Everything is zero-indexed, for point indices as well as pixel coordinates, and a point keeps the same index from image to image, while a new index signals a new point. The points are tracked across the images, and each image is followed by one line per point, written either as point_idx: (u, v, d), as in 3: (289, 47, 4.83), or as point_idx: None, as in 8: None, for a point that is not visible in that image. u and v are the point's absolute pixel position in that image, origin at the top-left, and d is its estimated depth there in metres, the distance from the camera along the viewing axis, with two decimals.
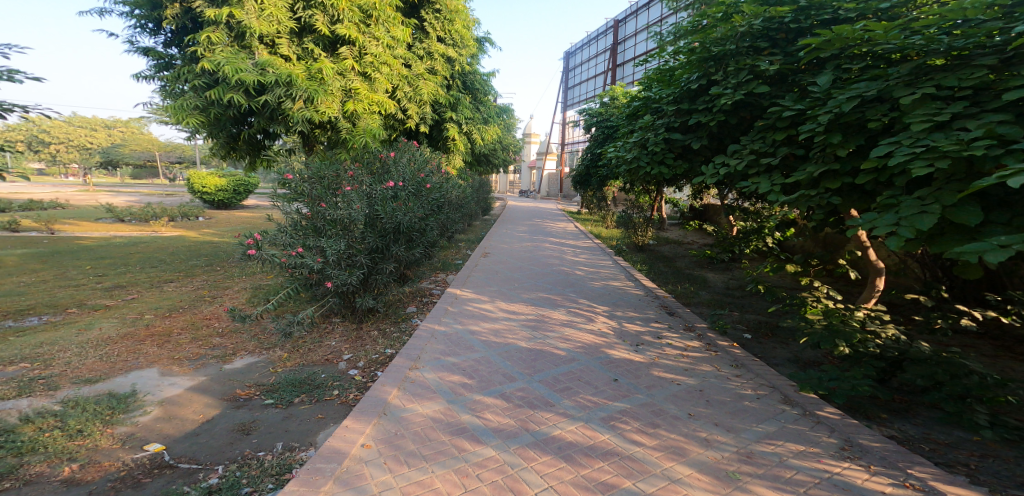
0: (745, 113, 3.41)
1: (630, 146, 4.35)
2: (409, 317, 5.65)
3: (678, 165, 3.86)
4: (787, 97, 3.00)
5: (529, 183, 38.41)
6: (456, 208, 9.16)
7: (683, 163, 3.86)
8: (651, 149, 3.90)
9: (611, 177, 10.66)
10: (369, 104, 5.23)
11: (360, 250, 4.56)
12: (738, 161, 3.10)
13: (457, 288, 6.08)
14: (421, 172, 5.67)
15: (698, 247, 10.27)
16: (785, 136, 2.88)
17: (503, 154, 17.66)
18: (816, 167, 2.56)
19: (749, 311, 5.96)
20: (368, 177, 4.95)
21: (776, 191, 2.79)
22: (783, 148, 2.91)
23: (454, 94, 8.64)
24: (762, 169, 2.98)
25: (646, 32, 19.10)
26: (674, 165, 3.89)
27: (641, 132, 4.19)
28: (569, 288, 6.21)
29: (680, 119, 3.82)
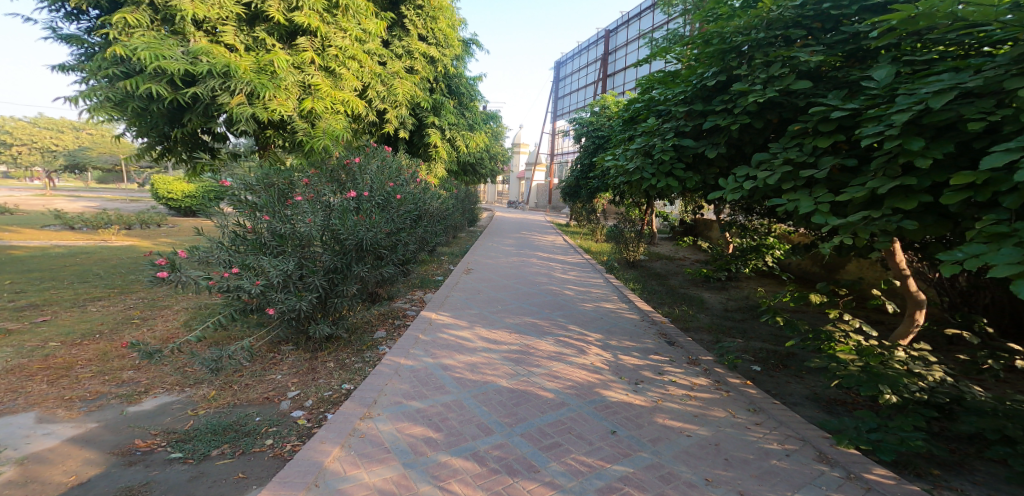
0: (773, 116, 2.87)
1: (630, 153, 3.77)
2: (374, 343, 4.94)
3: (687, 176, 3.28)
4: (831, 95, 2.46)
5: (517, 194, 37.90)
6: (436, 220, 8.50)
7: (694, 174, 3.29)
8: (657, 156, 3.32)
9: (601, 189, 10.15)
10: (332, 103, 4.57)
11: (313, 270, 3.87)
12: (768, 173, 2.52)
13: (433, 311, 5.41)
14: (393, 181, 5.01)
15: (693, 265, 9.76)
16: (832, 142, 2.33)
17: (491, 164, 17.15)
18: (882, 182, 1.99)
19: (755, 338, 5.39)
20: (328, 186, 4.28)
21: (822, 211, 2.21)
22: (828, 157, 2.34)
23: (436, 98, 8.02)
24: (801, 182, 2.40)
25: (639, 43, 18.87)
26: (683, 176, 3.31)
27: (643, 137, 3.62)
28: (557, 311, 5.58)
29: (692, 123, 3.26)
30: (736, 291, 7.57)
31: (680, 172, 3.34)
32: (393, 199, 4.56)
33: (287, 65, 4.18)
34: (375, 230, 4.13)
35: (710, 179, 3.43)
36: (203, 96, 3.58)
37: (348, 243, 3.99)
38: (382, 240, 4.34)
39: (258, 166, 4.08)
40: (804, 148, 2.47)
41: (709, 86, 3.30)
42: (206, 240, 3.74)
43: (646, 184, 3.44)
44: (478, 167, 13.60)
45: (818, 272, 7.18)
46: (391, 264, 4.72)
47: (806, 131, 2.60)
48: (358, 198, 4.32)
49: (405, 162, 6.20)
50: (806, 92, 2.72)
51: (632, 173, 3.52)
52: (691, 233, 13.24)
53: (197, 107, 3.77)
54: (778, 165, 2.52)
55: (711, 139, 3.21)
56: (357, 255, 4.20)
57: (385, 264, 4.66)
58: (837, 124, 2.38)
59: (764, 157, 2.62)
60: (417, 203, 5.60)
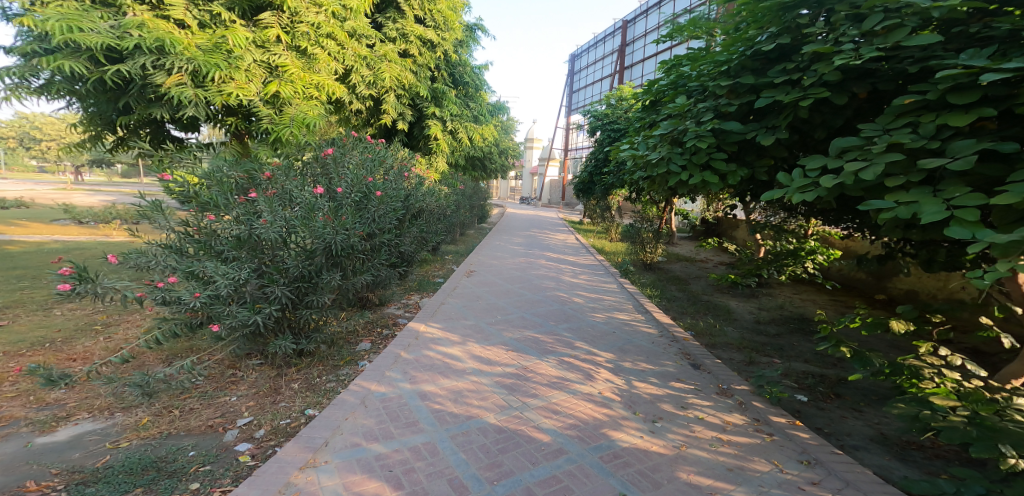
0: (862, 87, 2.14)
1: (655, 139, 3.06)
2: (353, 357, 4.36)
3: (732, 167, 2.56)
4: (966, 54, 1.76)
5: (532, 190, 37.17)
6: (437, 218, 7.93)
7: (737, 166, 2.58)
8: (689, 143, 2.61)
9: (618, 186, 9.41)
10: (304, 89, 3.98)
11: (275, 279, 3.19)
12: (864, 161, 1.79)
13: (423, 321, 4.81)
14: (377, 176, 4.38)
15: (718, 268, 8.96)
16: (976, 118, 1.63)
17: (502, 159, 16.52)
18: None
19: (794, 357, 4.61)
20: (298, 180, 3.60)
21: (968, 217, 1.49)
22: (966, 141, 1.64)
23: (436, 87, 7.41)
24: (919, 176, 1.67)
25: (659, 32, 17.94)
26: (723, 167, 2.59)
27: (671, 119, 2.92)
28: (563, 324, 4.90)
29: (742, 99, 2.54)
30: (768, 299, 6.77)
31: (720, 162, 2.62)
32: (375, 196, 3.88)
33: (248, 42, 3.60)
34: (351, 233, 3.50)
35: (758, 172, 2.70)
36: (134, 75, 3.03)
37: (313, 253, 3.34)
38: (359, 245, 3.72)
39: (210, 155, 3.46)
40: (922, 129, 1.75)
41: (764, 54, 2.57)
42: (145, 243, 3.18)
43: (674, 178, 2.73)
44: (487, 162, 12.95)
45: (866, 279, 6.62)
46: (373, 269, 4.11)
47: (920, 107, 1.88)
48: (331, 195, 3.72)
49: (396, 154, 5.59)
50: (916, 54, 1.98)
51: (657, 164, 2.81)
52: (713, 234, 12.38)
53: (132, 89, 3.24)
54: (877, 154, 1.79)
55: (768, 121, 2.49)
56: (330, 262, 3.57)
57: (365, 271, 4.06)
58: (980, 93, 1.66)
59: (855, 143, 1.89)
60: (407, 201, 4.99)
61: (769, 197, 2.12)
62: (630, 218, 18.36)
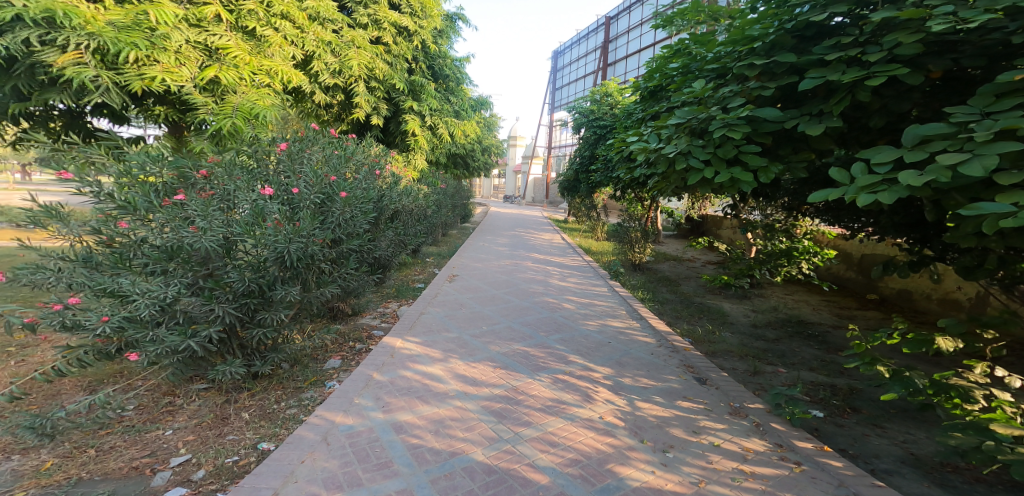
0: (941, 64, 1.90)
1: (670, 128, 2.72)
2: (318, 377, 3.85)
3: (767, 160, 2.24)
4: None
5: (514, 188, 36.71)
6: (416, 218, 7.43)
7: (763, 159, 2.25)
8: (717, 133, 2.30)
9: (605, 184, 9.08)
10: (250, 75, 3.38)
11: (212, 296, 2.76)
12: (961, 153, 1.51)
13: (400, 334, 4.33)
14: (342, 174, 3.86)
15: (708, 268, 8.71)
16: None
17: (484, 158, 16.05)
18: None
19: (799, 364, 4.30)
20: (246, 180, 3.05)
21: None
22: None
23: (414, 80, 6.92)
24: None
25: (642, 29, 17.73)
26: (756, 160, 2.27)
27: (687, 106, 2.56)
28: (554, 334, 4.48)
29: (782, 81, 2.25)
30: (760, 300, 6.36)
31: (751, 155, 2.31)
32: (340, 198, 3.36)
33: (178, 20, 3.04)
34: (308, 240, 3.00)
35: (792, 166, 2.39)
36: (14, 53, 2.40)
37: (259, 272, 2.88)
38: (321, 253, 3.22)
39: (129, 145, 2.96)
40: None
41: (801, 31, 2.32)
42: (38, 254, 2.66)
43: (695, 173, 2.40)
44: (469, 159, 12.45)
45: (856, 278, 6.35)
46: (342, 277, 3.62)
47: None
48: (280, 194, 3.19)
49: (367, 149, 5.07)
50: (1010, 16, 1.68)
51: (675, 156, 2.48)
52: (700, 232, 12.19)
53: (18, 68, 2.56)
54: (980, 144, 1.50)
55: (810, 108, 2.20)
56: (286, 276, 3.07)
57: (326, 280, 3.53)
58: None
59: (942, 131, 1.62)
60: (377, 201, 4.48)
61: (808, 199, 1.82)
62: (614, 217, 18.08)
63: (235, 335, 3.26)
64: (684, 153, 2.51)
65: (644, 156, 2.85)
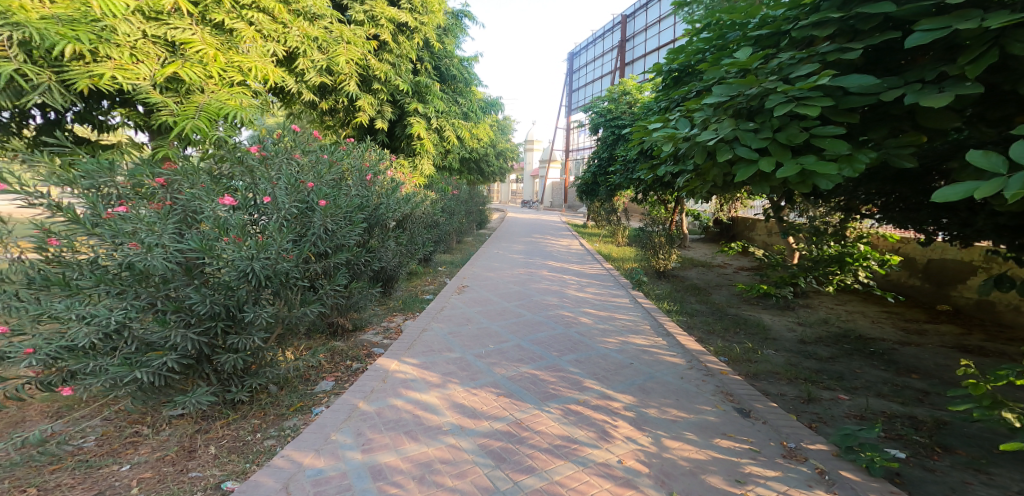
0: None
1: (708, 110, 2.23)
2: (306, 401, 3.40)
3: (850, 145, 1.73)
4: None
5: (533, 193, 36.29)
6: (425, 226, 7.06)
7: (845, 147, 1.72)
8: (782, 112, 1.78)
9: (625, 186, 8.53)
10: (219, 73, 3.05)
11: (167, 321, 2.38)
12: None
13: (397, 354, 3.92)
14: (328, 181, 3.47)
15: (741, 274, 8.04)
16: None
17: (499, 163, 15.64)
18: None
19: (862, 389, 3.68)
20: (208, 186, 2.66)
21: None
22: None
23: (419, 80, 6.60)
24: None
25: (659, 26, 17.17)
26: (835, 144, 1.76)
27: (729, 81, 2.06)
28: (567, 355, 3.98)
29: (871, 41, 1.75)
30: (806, 312, 5.69)
31: (828, 137, 1.80)
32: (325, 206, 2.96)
33: (130, 12, 2.71)
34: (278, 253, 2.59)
35: (891, 151, 1.87)
36: None
37: (223, 295, 2.49)
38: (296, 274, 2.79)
39: (85, 154, 2.82)
40: None
41: None
42: None
43: (746, 164, 1.90)
44: (482, 163, 12.08)
45: (921, 285, 5.69)
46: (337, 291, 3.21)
47: None
48: (247, 204, 2.77)
49: (363, 152, 4.71)
50: None
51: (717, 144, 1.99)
52: (727, 235, 11.50)
53: None
54: None
55: (918, 75, 1.69)
56: (260, 297, 2.66)
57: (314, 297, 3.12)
58: None
59: None
60: (371, 208, 4.10)
61: (944, 196, 1.34)
62: (635, 221, 17.41)
63: (207, 359, 2.87)
64: (729, 140, 2.01)
65: (672, 148, 2.36)
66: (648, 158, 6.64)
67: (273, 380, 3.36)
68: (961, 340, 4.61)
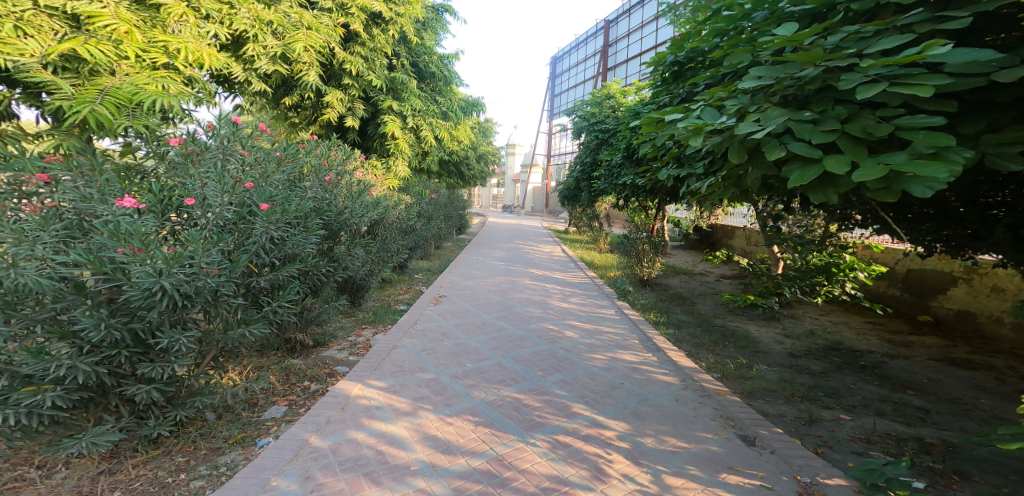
0: None
1: (742, 96, 1.91)
2: (247, 432, 2.94)
3: (951, 137, 1.38)
4: None
5: (513, 198, 36.02)
6: (399, 230, 6.61)
7: (947, 140, 1.37)
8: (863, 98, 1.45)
9: (609, 191, 8.28)
10: (137, 54, 2.54)
11: (42, 349, 1.91)
12: None
13: (362, 376, 3.48)
14: (282, 181, 3.02)
15: (726, 282, 7.86)
16: None
17: (479, 167, 15.30)
18: None
19: (861, 407, 3.39)
20: (122, 186, 2.24)
21: None
22: None
23: (394, 76, 6.19)
24: None
25: (642, 32, 17.20)
26: (932, 137, 1.41)
27: (774, 62, 1.75)
28: (552, 375, 3.62)
29: (981, 6, 1.50)
30: (792, 323, 5.37)
31: (918, 129, 1.47)
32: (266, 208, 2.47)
33: None
34: (206, 266, 2.14)
35: (990, 149, 1.55)
36: None
37: (129, 319, 2.05)
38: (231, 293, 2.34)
39: None
40: None
41: None
42: None
43: (805, 164, 1.57)
44: (462, 167, 11.70)
45: (901, 295, 5.47)
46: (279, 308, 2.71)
47: None
48: (170, 207, 2.31)
49: (326, 150, 4.26)
50: None
51: (768, 141, 1.67)
52: (710, 241, 11.40)
53: None
54: None
55: None
56: (180, 321, 2.24)
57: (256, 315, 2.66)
58: None
59: None
60: (331, 210, 3.66)
61: None
62: (617, 227, 17.29)
63: (112, 390, 2.38)
64: (778, 133, 1.69)
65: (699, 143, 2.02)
66: (634, 162, 6.40)
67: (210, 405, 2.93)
68: (949, 354, 4.32)
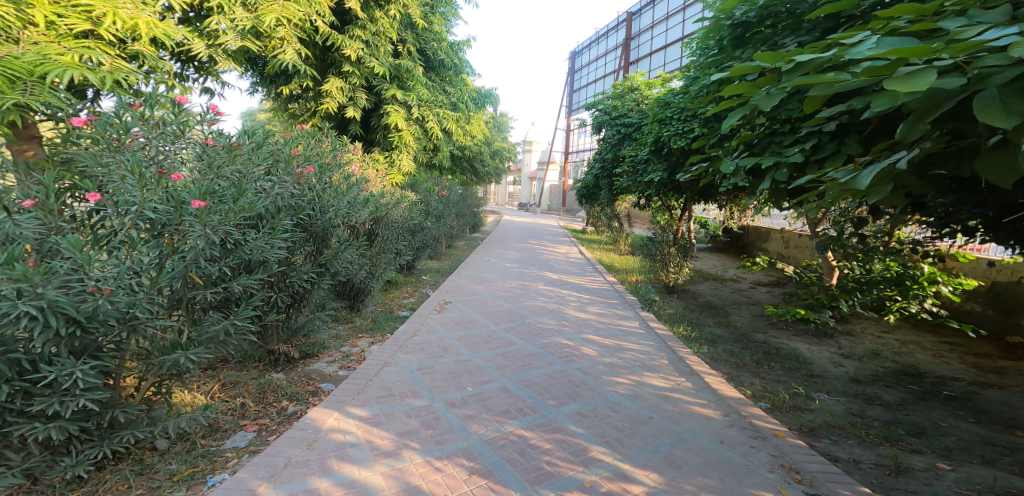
0: None
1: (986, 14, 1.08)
2: (199, 467, 2.37)
3: None
4: None
5: (530, 196, 35.38)
6: (405, 230, 6.10)
7: None
8: None
9: (632, 189, 7.62)
10: (49, 19, 2.11)
11: None
12: None
13: (343, 403, 2.96)
14: (243, 175, 2.50)
15: (764, 290, 7.12)
16: None
17: (495, 165, 14.77)
18: None
19: (959, 452, 2.71)
20: (21, 178, 1.81)
21: None
22: None
23: (399, 63, 5.64)
24: None
25: (667, 24, 16.44)
26: None
27: None
28: (566, 406, 3.03)
29: None
30: (849, 342, 4.63)
31: None
32: (202, 204, 1.93)
33: None
34: (98, 283, 1.63)
35: None
36: None
37: (9, 347, 1.53)
38: (152, 318, 1.83)
39: None
40: None
41: None
42: None
43: None
44: (476, 163, 11.16)
45: (981, 311, 4.74)
46: (229, 327, 2.16)
47: None
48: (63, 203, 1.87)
49: (310, 141, 3.75)
50: None
51: None
52: (740, 244, 10.63)
53: None
54: None
55: None
56: (86, 350, 1.73)
57: (199, 336, 2.12)
58: None
59: None
60: (310, 209, 3.14)
61: None
62: (638, 228, 16.56)
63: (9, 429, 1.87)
64: None
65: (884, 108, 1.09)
66: (663, 157, 5.74)
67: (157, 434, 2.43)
68: None
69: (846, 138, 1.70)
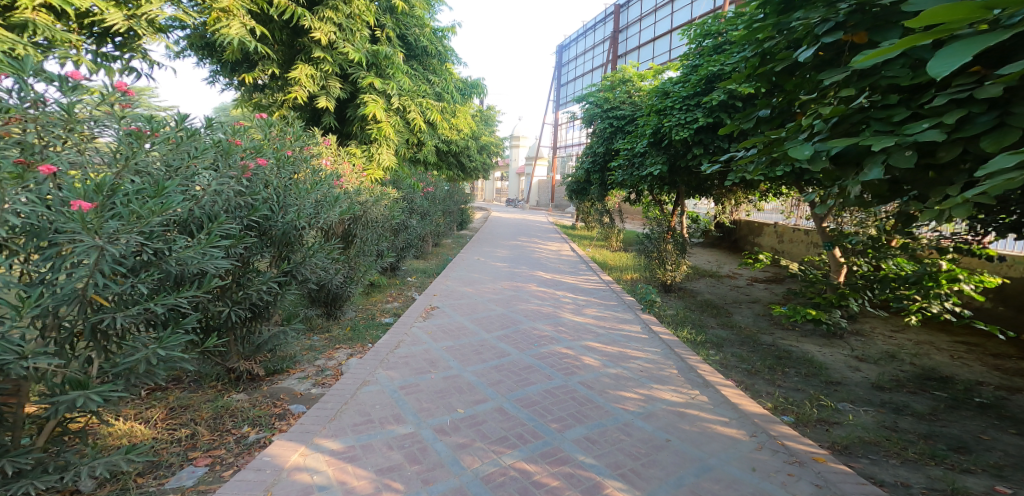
0: None
1: None
2: None
3: None
4: None
5: (517, 192, 34.98)
6: (387, 229, 5.65)
7: None
8: None
9: (627, 185, 7.28)
10: None
11: None
12: None
13: (313, 435, 2.53)
14: (156, 166, 2.05)
15: (763, 287, 6.87)
16: None
17: (482, 160, 14.35)
18: None
19: (1012, 470, 2.43)
20: None
21: None
22: None
23: (377, 49, 5.14)
24: None
25: (655, 16, 16.17)
26: None
27: None
28: (572, 430, 2.67)
29: None
30: (862, 344, 4.37)
31: None
32: (87, 205, 1.47)
33: None
34: None
35: None
36: None
37: None
38: (27, 359, 1.42)
39: None
40: None
41: None
42: None
43: None
44: (461, 157, 10.73)
45: (994, 308, 4.54)
46: (149, 356, 1.75)
47: None
48: None
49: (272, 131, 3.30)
50: None
51: None
52: (733, 239, 10.43)
53: None
54: None
55: None
56: None
57: (112, 368, 1.73)
58: None
59: None
60: (267, 209, 2.70)
61: None
62: (628, 224, 16.34)
63: None
64: None
65: None
66: (662, 150, 5.39)
67: (76, 480, 2.02)
68: None
69: (1014, 105, 1.18)
